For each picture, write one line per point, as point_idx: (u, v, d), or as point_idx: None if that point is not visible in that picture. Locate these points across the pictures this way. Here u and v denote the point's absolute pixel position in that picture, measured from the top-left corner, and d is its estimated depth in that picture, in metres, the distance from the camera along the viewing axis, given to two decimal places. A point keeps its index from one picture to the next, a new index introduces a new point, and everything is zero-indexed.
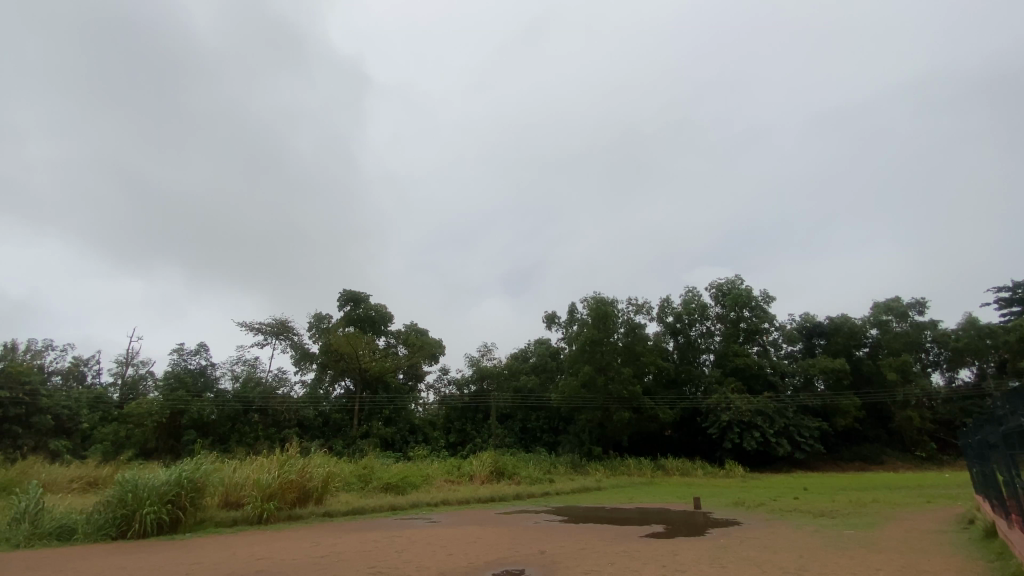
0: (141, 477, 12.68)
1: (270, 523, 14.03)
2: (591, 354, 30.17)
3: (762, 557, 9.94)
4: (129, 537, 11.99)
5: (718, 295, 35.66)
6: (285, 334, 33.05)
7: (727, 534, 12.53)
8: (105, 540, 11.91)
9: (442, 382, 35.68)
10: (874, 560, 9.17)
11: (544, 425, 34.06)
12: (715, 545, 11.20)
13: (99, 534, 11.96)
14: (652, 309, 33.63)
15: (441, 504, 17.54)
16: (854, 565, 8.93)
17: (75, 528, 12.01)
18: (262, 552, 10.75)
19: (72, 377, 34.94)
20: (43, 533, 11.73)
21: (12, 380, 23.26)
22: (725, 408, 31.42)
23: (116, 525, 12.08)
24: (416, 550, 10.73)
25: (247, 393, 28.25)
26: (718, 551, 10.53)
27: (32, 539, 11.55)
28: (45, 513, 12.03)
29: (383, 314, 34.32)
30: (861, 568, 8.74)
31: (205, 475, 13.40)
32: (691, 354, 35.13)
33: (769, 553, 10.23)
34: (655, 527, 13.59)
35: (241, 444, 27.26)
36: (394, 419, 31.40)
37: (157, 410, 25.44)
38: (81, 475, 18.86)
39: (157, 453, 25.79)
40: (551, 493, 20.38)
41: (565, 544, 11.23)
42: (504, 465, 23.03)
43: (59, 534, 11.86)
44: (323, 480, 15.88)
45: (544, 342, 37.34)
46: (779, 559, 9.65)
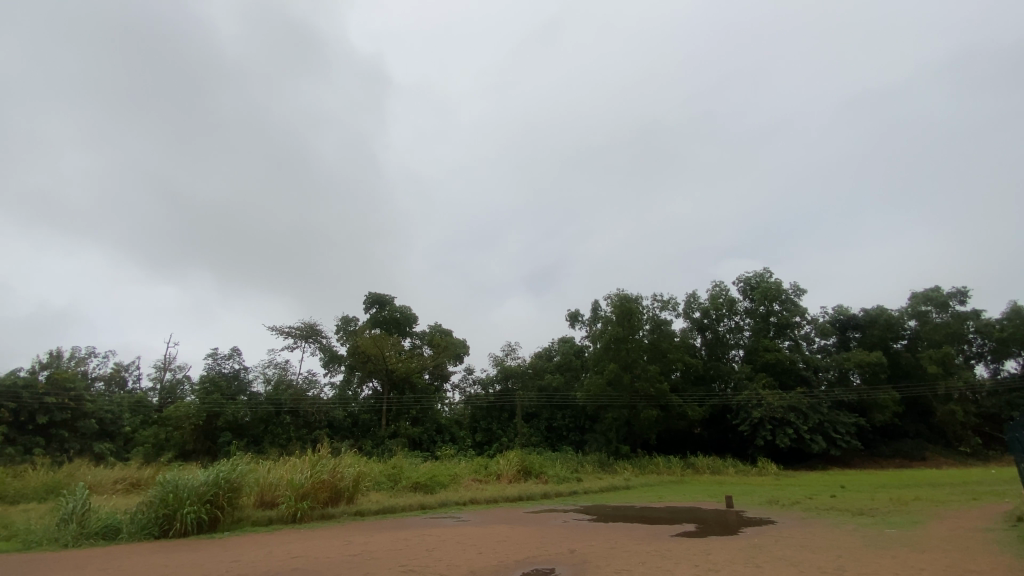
0: (180, 478, 13.09)
1: (304, 522, 14.29)
2: (616, 352, 29.84)
3: (799, 557, 9.62)
4: (171, 536, 12.38)
5: (746, 289, 34.91)
6: (314, 337, 33.70)
7: (760, 533, 12.15)
8: (147, 539, 12.31)
9: (467, 382, 35.75)
10: (917, 560, 8.80)
11: (570, 424, 33.85)
12: (749, 545, 10.86)
13: (142, 533, 12.37)
14: (678, 304, 33.05)
15: (469, 503, 17.58)
16: (897, 565, 8.56)
17: (119, 528, 12.44)
18: (298, 551, 10.93)
19: (115, 382, 36.37)
20: (90, 532, 12.18)
21: (59, 386, 24.33)
22: (756, 404, 30.72)
23: (158, 525, 12.49)
24: (446, 549, 10.74)
25: (279, 395, 28.89)
26: (752, 551, 10.22)
27: (80, 539, 12.03)
28: (92, 514, 12.50)
29: (407, 315, 34.74)
30: (903, 568, 8.35)
31: (241, 475, 13.77)
32: (720, 350, 34.39)
33: (805, 553, 9.88)
34: (686, 527, 13.26)
35: (275, 445, 27.95)
36: (421, 419, 31.76)
37: (194, 413, 26.25)
38: (124, 476, 19.59)
39: (195, 454, 26.60)
40: (579, 492, 20.21)
41: (595, 543, 11.09)
42: (531, 465, 22.96)
43: (104, 533, 12.30)
44: (353, 479, 16.11)
45: (568, 341, 37.15)
46: (817, 559, 9.35)
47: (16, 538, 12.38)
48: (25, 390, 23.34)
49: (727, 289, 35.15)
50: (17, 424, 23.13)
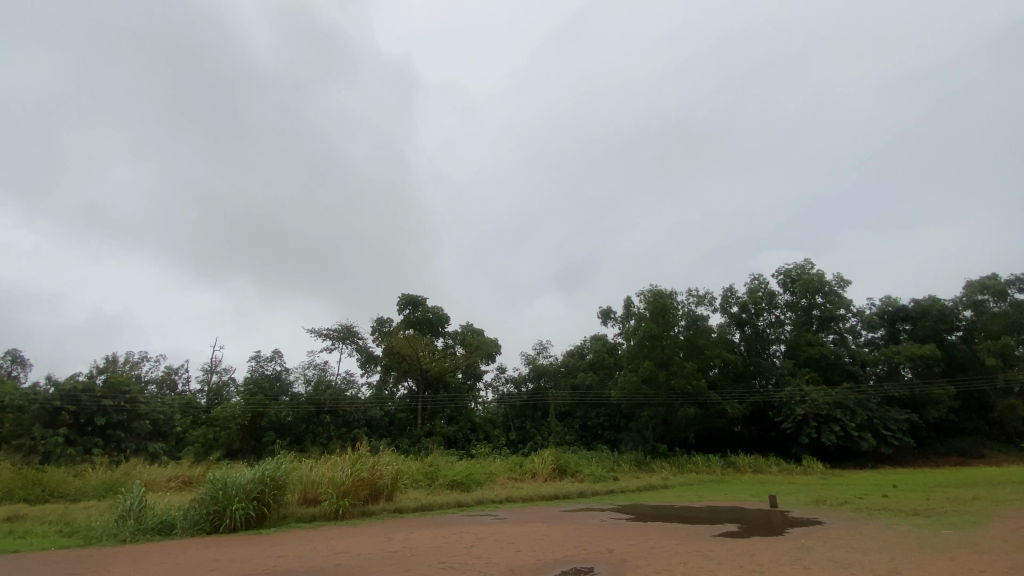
0: (229, 476, 13.57)
1: (345, 518, 14.59)
2: (651, 349, 29.21)
3: (848, 558, 9.14)
4: (222, 531, 12.84)
5: (786, 282, 33.65)
6: (350, 339, 34.41)
7: (807, 533, 11.67)
8: (200, 534, 12.82)
9: (500, 380, 35.78)
10: (976, 561, 8.26)
11: (604, 422, 33.49)
12: (796, 546, 10.43)
13: (195, 528, 12.89)
14: (715, 299, 32.14)
15: (505, 501, 17.59)
16: (954, 567, 8.03)
17: (174, 523, 13.00)
18: (341, 547, 11.17)
19: (165, 385, 38.10)
20: (147, 528, 12.75)
21: (115, 389, 25.68)
22: (799, 401, 29.59)
23: (210, 520, 12.98)
24: (484, 546, 10.75)
25: (319, 395, 29.64)
26: (798, 552, 9.82)
27: (137, 534, 12.59)
28: (148, 510, 13.09)
29: (439, 315, 35.09)
30: (960, 569, 7.92)
31: (285, 473, 14.19)
32: (760, 345, 33.26)
33: (856, 554, 9.41)
34: (728, 526, 12.88)
35: (316, 444, 28.71)
36: (456, 417, 32.10)
37: (239, 414, 27.24)
38: (177, 475, 20.49)
39: (242, 453, 27.58)
40: (616, 491, 19.94)
41: (634, 543, 10.87)
42: (567, 463, 22.80)
43: (160, 528, 12.87)
44: (392, 477, 16.35)
45: (600, 338, 36.70)
46: (867, 560, 8.91)
47: (79, 533, 13.07)
48: (84, 393, 24.71)
49: (766, 282, 33.94)
50: (78, 426, 24.50)
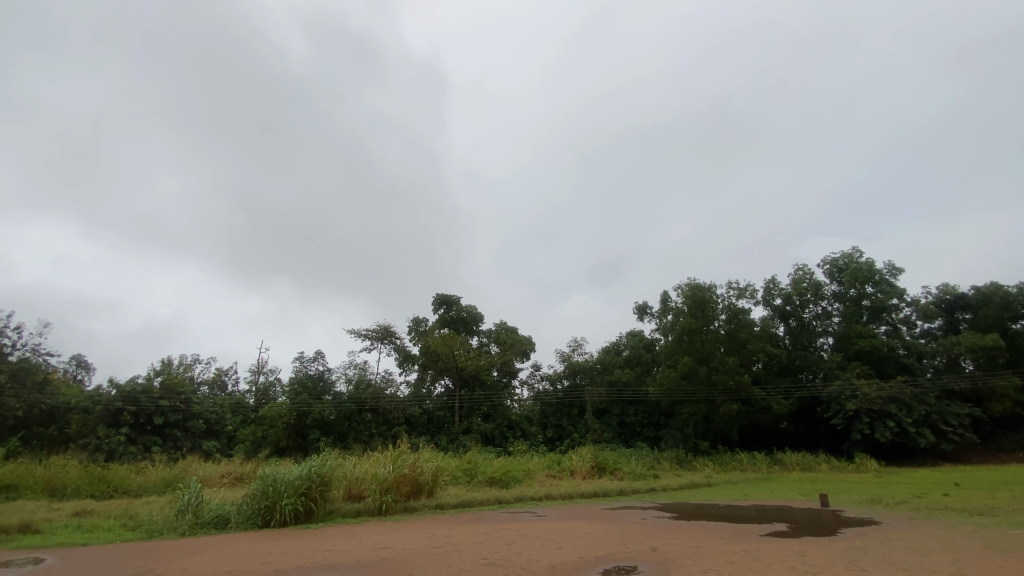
0: (278, 473, 14.04)
1: (388, 514, 14.79)
2: (690, 344, 28.34)
3: (908, 560, 8.57)
4: (273, 525, 13.29)
5: (833, 272, 32.10)
6: (389, 339, 35.04)
7: (864, 534, 11.03)
8: (253, 527, 13.28)
9: (535, 378, 35.61)
10: None
11: (643, 420, 32.94)
12: (851, 547, 9.86)
13: (248, 522, 13.36)
14: (757, 292, 31.00)
15: (544, 498, 17.43)
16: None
17: (228, 518, 13.49)
18: (384, 541, 11.33)
19: (217, 386, 39.84)
20: (203, 522, 13.28)
21: (171, 390, 27.03)
22: (850, 396, 28.14)
23: (261, 515, 13.42)
24: (525, 543, 10.66)
25: (359, 394, 30.29)
26: (853, 553, 9.28)
27: (195, 527, 13.14)
28: (204, 505, 13.64)
29: (473, 313, 35.26)
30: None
31: (331, 470, 14.53)
32: (806, 338, 31.86)
33: (915, 556, 8.79)
34: (777, 526, 12.36)
35: (358, 441, 29.36)
36: (492, 415, 32.24)
37: (286, 413, 28.14)
38: (229, 471, 21.36)
39: (289, 450, 28.48)
40: (658, 489, 19.51)
41: (678, 542, 10.54)
42: (605, 460, 22.48)
43: (215, 522, 13.38)
44: (432, 474, 16.50)
45: (636, 334, 36.04)
46: (929, 563, 8.32)
47: (142, 527, 13.75)
48: (144, 394, 26.10)
49: (811, 272, 32.47)
50: (138, 425, 25.86)
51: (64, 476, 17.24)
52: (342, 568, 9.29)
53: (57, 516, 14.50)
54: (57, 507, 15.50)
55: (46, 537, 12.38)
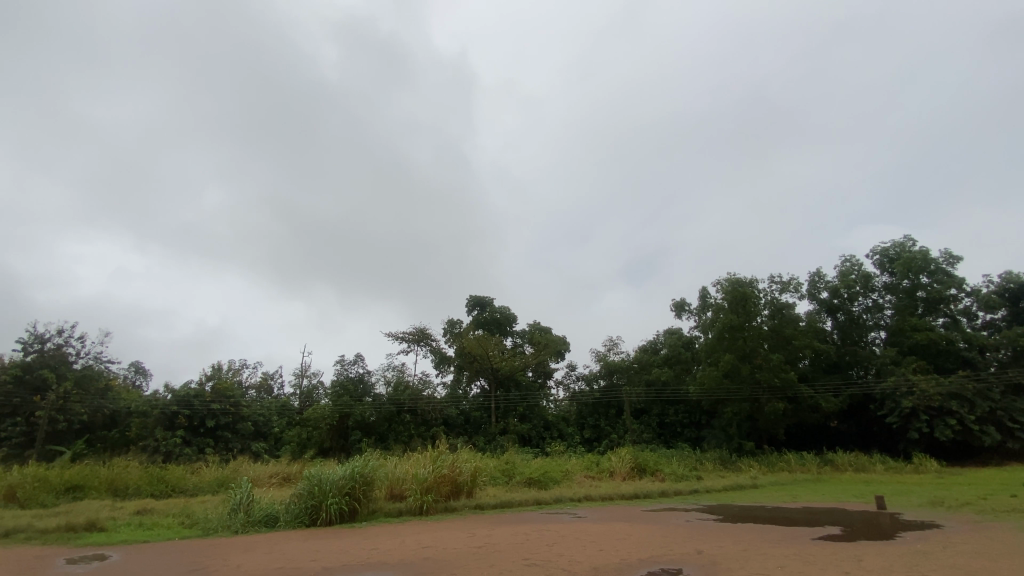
0: (323, 474, 14.38)
1: (430, 514, 14.87)
2: (731, 341, 27.39)
3: (975, 566, 7.92)
4: (320, 524, 13.58)
5: (883, 263, 30.41)
6: (425, 341, 35.46)
7: (926, 537, 10.30)
8: (301, 526, 13.59)
9: (570, 378, 35.25)
10: None
11: (684, 419, 32.18)
12: (911, 551, 9.22)
13: (297, 521, 13.67)
14: (801, 285, 29.77)
15: (584, 499, 17.19)
16: None
17: (278, 516, 13.85)
18: (427, 541, 11.38)
19: (263, 390, 41.30)
20: (255, 520, 13.66)
21: (221, 394, 28.18)
22: (906, 392, 26.59)
23: (309, 514, 13.73)
24: (567, 545, 10.47)
25: (398, 395, 30.74)
26: (915, 558, 8.66)
27: (247, 525, 13.54)
28: (255, 504, 14.04)
29: (507, 314, 35.28)
30: None
31: (373, 470, 14.78)
32: (856, 333, 30.31)
33: (982, 562, 8.11)
34: (829, 529, 11.74)
35: (398, 442, 29.80)
36: (529, 416, 32.16)
37: (328, 414, 28.84)
38: (277, 472, 22.06)
39: (332, 451, 29.17)
40: (701, 491, 18.91)
41: (725, 545, 10.13)
42: (646, 461, 21.99)
43: (267, 521, 13.76)
44: (471, 474, 16.54)
45: (674, 332, 35.22)
46: (999, 569, 7.65)
47: (199, 524, 14.30)
48: (197, 398, 27.30)
49: (860, 264, 30.87)
50: (192, 428, 27.06)
51: (127, 476, 18.18)
52: (387, 567, 9.34)
53: (120, 515, 15.28)
54: (120, 506, 16.36)
55: (110, 535, 13.03)
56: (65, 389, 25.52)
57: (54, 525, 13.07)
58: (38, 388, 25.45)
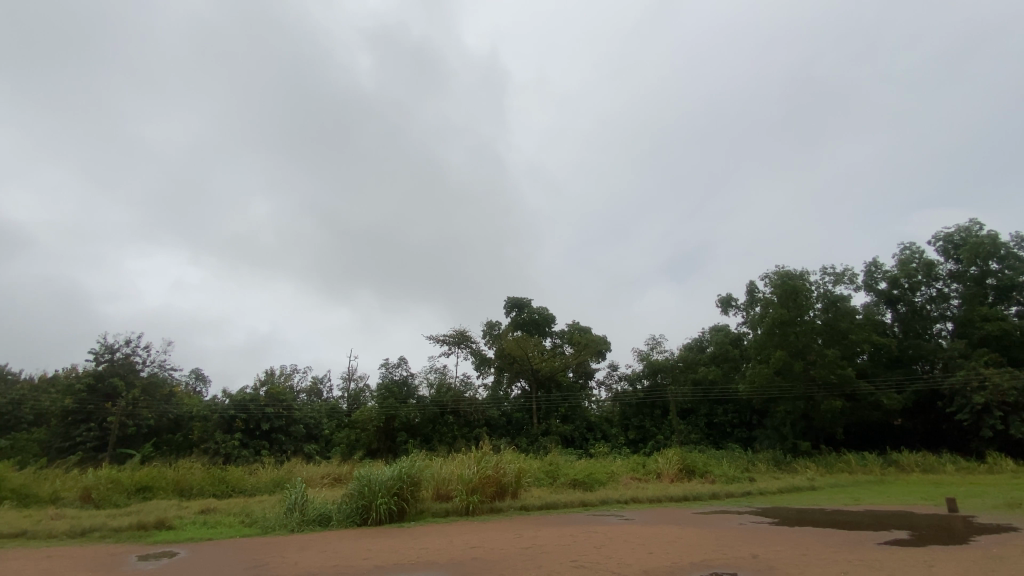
0: (372, 474, 14.65)
1: (476, 514, 14.83)
2: (782, 337, 26.15)
3: None
4: (370, 523, 13.79)
5: (948, 249, 28.31)
6: (465, 343, 35.71)
7: (1006, 542, 9.37)
8: (352, 525, 13.83)
9: (613, 378, 34.60)
10: None
11: (734, 420, 31.02)
12: (987, 556, 8.44)
13: (348, 520, 13.93)
14: (857, 276, 28.12)
15: (632, 501, 16.79)
16: None
17: (331, 515, 14.14)
18: (475, 541, 11.33)
19: (314, 393, 42.73)
20: (309, 519, 14.01)
21: (274, 398, 29.31)
22: (977, 387, 24.60)
23: (359, 514, 13.97)
24: (616, 547, 10.17)
25: (441, 397, 31.04)
26: (994, 563, 7.89)
27: (302, 524, 13.88)
28: (308, 503, 14.41)
29: (546, 315, 35.09)
30: None
31: (420, 470, 14.98)
32: (920, 325, 28.35)
33: None
34: (896, 533, 10.86)
35: (443, 443, 30.07)
36: (571, 417, 31.83)
37: (375, 417, 29.44)
38: (329, 472, 22.70)
39: (380, 453, 29.77)
40: (754, 493, 18.07)
41: (783, 549, 9.59)
42: (695, 462, 21.25)
43: (320, 520, 14.08)
44: (515, 475, 16.46)
45: (720, 329, 34.08)
46: None
47: (258, 522, 14.82)
48: (252, 403, 28.51)
49: (921, 251, 28.88)
50: (249, 431, 28.22)
51: (191, 477, 19.12)
52: (434, 566, 9.35)
53: (186, 514, 16.08)
54: (186, 505, 17.22)
55: (177, 533, 13.72)
56: (133, 395, 27.15)
57: (126, 524, 13.85)
58: (110, 395, 27.19)
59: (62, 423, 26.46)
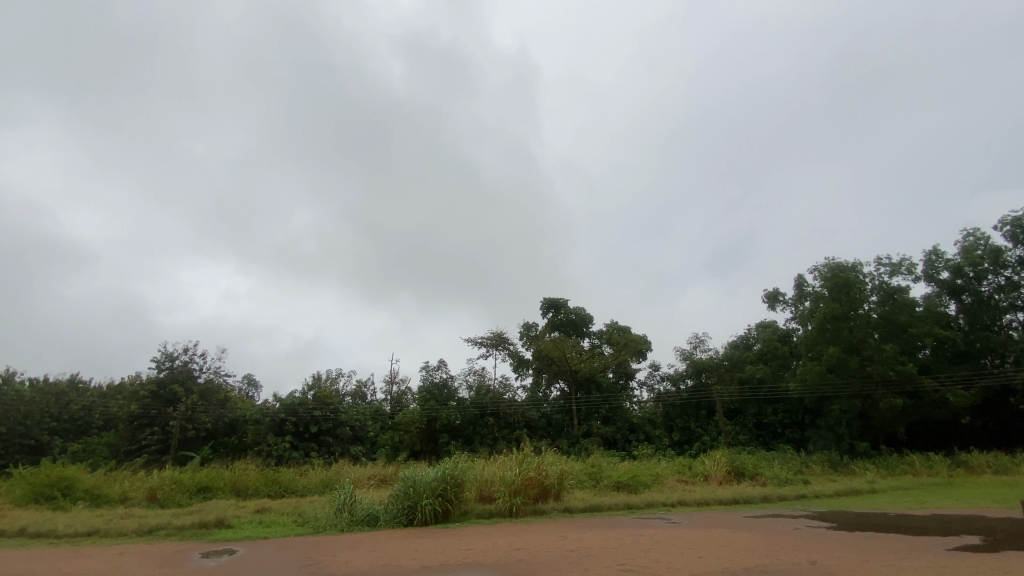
0: (416, 475, 14.83)
1: (519, 516, 14.79)
2: (835, 333, 24.84)
3: None
4: (417, 524, 13.97)
5: (1016, 234, 26.20)
6: (503, 345, 35.78)
7: None
8: (399, 526, 14.06)
9: (654, 378, 33.85)
10: None
11: (784, 420, 29.75)
12: None
13: (395, 521, 14.17)
14: (915, 266, 26.49)
15: (678, 505, 16.33)
16: None
17: (378, 516, 14.41)
18: (519, 543, 11.28)
19: (359, 396, 43.83)
20: (358, 519, 14.32)
21: (321, 401, 30.25)
22: None
23: (405, 514, 14.18)
24: (664, 551, 9.89)
25: (481, 399, 31.20)
26: None
27: (351, 524, 14.20)
28: (357, 504, 14.74)
29: (583, 315, 34.74)
30: None
31: (463, 472, 15.09)
32: (988, 317, 26.30)
33: None
34: (967, 538, 10.07)
35: (484, 444, 30.23)
36: (612, 418, 31.36)
37: (417, 419, 29.87)
38: (375, 474, 23.22)
39: (423, 454, 30.16)
40: (809, 496, 17.22)
41: (842, 555, 9.07)
42: (744, 464, 20.47)
43: (368, 519, 14.37)
44: (558, 477, 16.29)
45: (767, 325, 32.81)
46: None
47: (309, 522, 15.26)
48: (301, 406, 29.51)
49: (987, 237, 26.83)
50: (298, 433, 29.21)
51: (246, 478, 19.95)
52: (480, 567, 9.36)
53: (242, 514, 16.76)
54: (242, 505, 17.96)
55: (235, 531, 14.32)
56: (192, 401, 28.63)
57: (189, 523, 14.56)
58: (171, 401, 28.77)
59: (129, 427, 28.19)
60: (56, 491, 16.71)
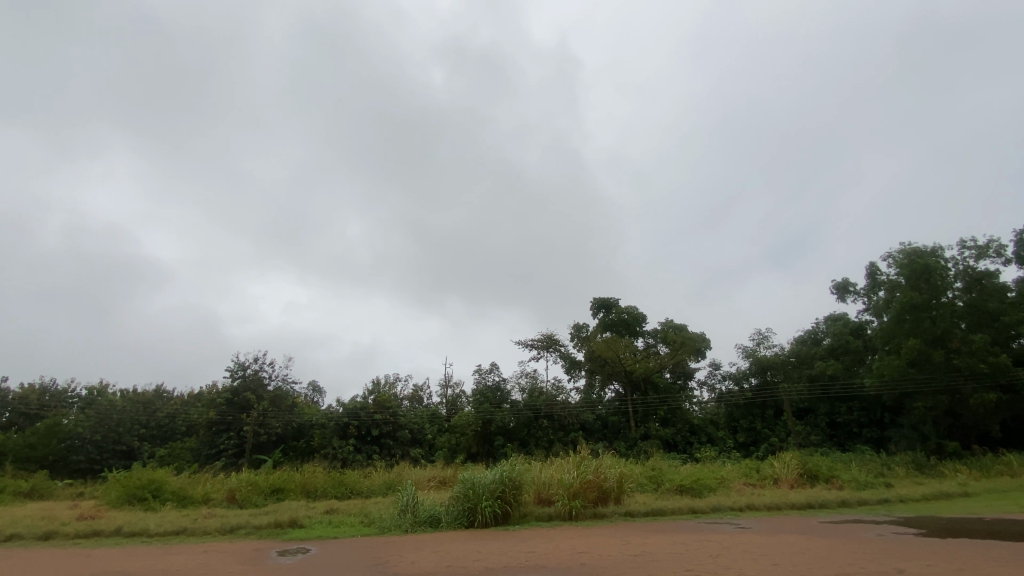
0: (475, 477, 14.94)
1: (580, 519, 14.61)
2: (915, 324, 22.90)
3: None
4: (477, 526, 14.10)
5: None
6: (554, 346, 35.61)
7: None
8: (460, 527, 14.23)
9: (715, 377, 32.60)
10: None
11: (861, 419, 27.78)
12: None
13: (456, 522, 14.37)
14: (1006, 248, 24.05)
15: (747, 509, 15.58)
16: None
17: (439, 517, 14.69)
18: (581, 546, 11.12)
19: (416, 400, 44.95)
20: (421, 520, 14.62)
21: (381, 406, 31.25)
22: None
23: (466, 515, 14.34)
24: (733, 558, 9.45)
25: (534, 401, 31.18)
26: None
27: (414, 525, 14.52)
28: (419, 505, 15.02)
29: (636, 315, 33.98)
30: None
31: (520, 474, 15.12)
32: None
33: None
34: None
35: (539, 447, 30.19)
36: (671, 419, 30.41)
37: (473, 421, 30.20)
38: (435, 476, 23.68)
39: (480, 456, 30.45)
40: (893, 500, 15.92)
41: (934, 564, 8.27)
42: (817, 467, 19.26)
43: (430, 521, 14.66)
44: (617, 480, 15.96)
45: (837, 318, 30.81)
46: None
47: (374, 523, 15.74)
48: (362, 410, 30.63)
49: None
50: (361, 436, 30.34)
51: (315, 480, 20.91)
52: (542, 569, 9.33)
53: (313, 514, 17.57)
54: (313, 506, 18.83)
55: (306, 531, 15.00)
56: (263, 407, 30.34)
57: (265, 522, 15.39)
58: (245, 407, 30.65)
59: (209, 432, 30.25)
60: (147, 492, 18.09)
